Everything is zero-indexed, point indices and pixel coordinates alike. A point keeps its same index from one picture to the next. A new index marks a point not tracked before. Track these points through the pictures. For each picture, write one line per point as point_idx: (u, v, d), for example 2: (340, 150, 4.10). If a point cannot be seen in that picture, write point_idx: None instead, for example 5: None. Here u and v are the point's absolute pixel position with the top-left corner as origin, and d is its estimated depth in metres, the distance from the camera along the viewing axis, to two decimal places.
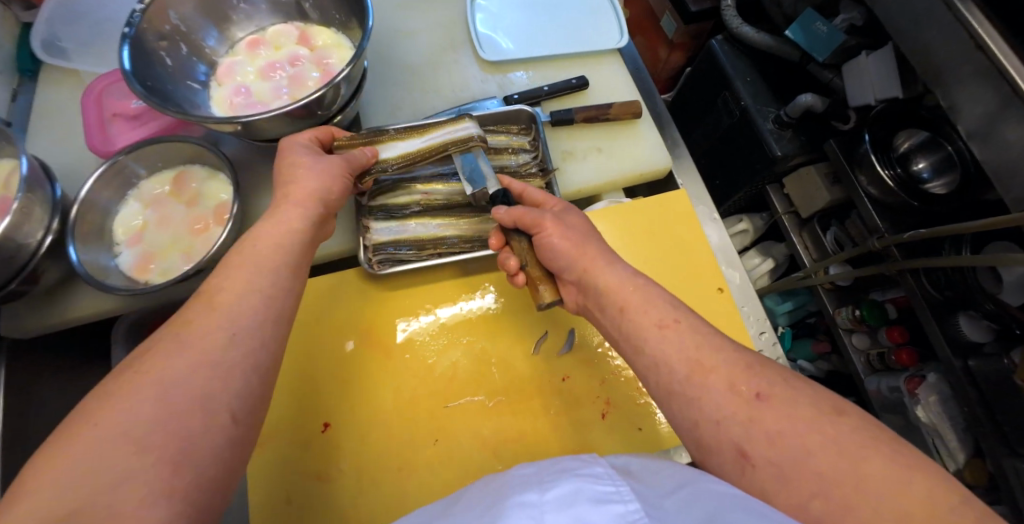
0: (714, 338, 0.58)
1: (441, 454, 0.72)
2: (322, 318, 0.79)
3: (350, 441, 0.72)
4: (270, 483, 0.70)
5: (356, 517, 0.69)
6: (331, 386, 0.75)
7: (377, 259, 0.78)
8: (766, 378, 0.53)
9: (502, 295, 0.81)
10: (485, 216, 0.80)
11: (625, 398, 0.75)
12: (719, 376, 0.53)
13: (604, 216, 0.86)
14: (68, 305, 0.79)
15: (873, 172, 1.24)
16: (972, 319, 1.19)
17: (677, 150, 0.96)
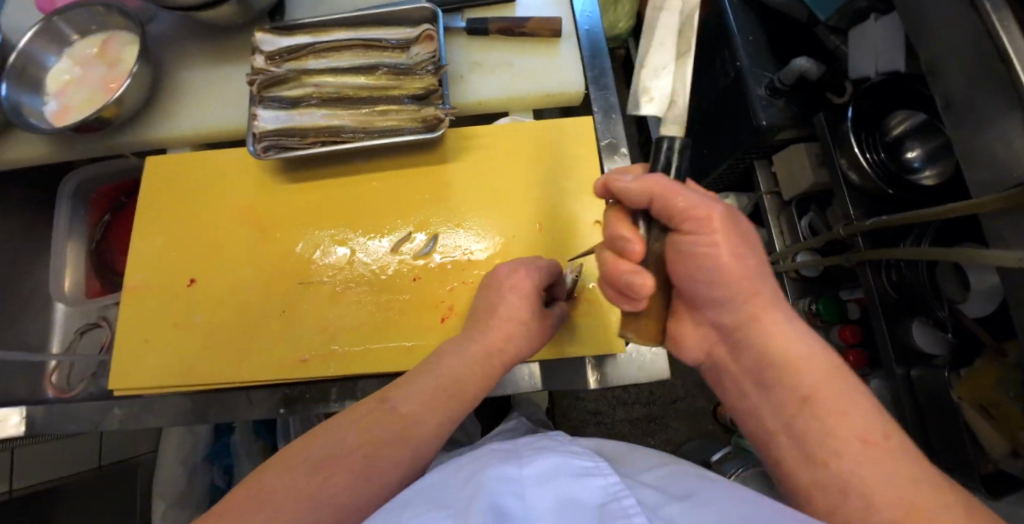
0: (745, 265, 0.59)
1: (286, 324, 0.76)
2: (219, 188, 0.82)
3: (208, 297, 0.78)
4: (139, 316, 0.78)
5: (202, 369, 0.75)
6: (207, 250, 0.80)
7: (262, 145, 0.75)
8: (776, 326, 0.60)
9: (377, 196, 0.81)
10: (371, 109, 0.77)
11: (469, 313, 0.74)
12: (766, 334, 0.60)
13: (500, 134, 0.82)
14: (12, 148, 0.89)
15: (852, 154, 1.12)
16: (926, 326, 1.07)
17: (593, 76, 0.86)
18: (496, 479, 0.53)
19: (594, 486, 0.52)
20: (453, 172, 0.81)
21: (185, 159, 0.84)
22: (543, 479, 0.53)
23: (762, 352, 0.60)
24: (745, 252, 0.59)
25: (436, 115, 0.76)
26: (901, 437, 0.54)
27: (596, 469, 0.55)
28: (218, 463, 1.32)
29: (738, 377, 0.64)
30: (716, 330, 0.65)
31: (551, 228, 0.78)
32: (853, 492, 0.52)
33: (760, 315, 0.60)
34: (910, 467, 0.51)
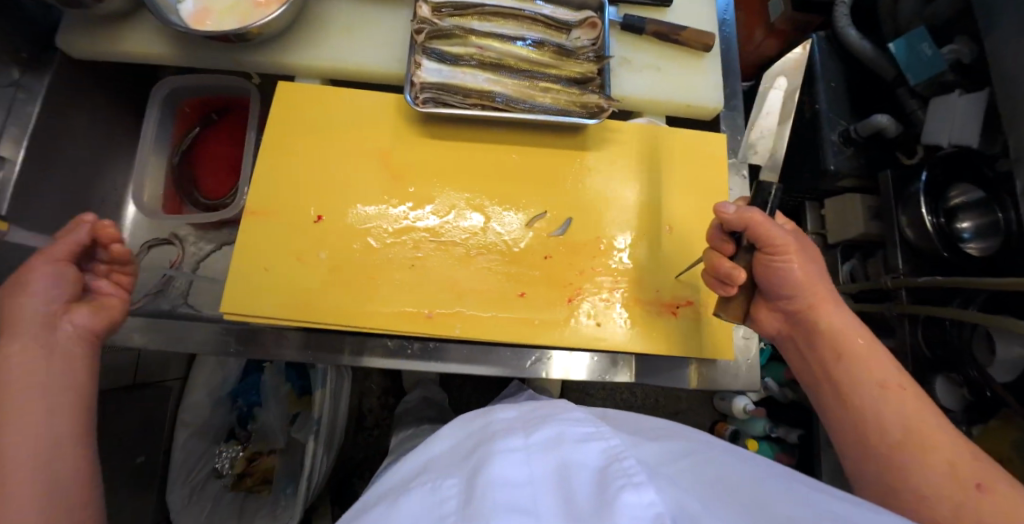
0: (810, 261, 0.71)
1: (415, 278, 0.75)
2: (357, 129, 0.81)
3: (334, 236, 0.76)
4: (260, 244, 0.76)
5: (322, 310, 0.74)
6: (338, 189, 0.79)
7: (423, 97, 0.75)
8: (825, 316, 0.72)
9: (516, 169, 0.81)
10: (534, 83, 0.77)
11: (595, 297, 0.77)
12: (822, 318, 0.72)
13: (641, 134, 0.84)
14: (127, 41, 0.86)
15: (916, 213, 1.20)
16: (951, 384, 1.17)
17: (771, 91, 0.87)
18: (499, 450, 0.52)
19: (595, 450, 0.52)
20: (592, 160, 0.82)
21: (324, 93, 0.83)
22: (543, 447, 0.52)
23: (816, 330, 0.72)
24: (810, 260, 0.71)
25: (599, 103, 0.77)
26: (913, 386, 0.68)
27: (597, 433, 0.54)
28: (241, 400, 1.29)
29: (790, 348, 0.78)
30: (782, 316, 0.76)
31: (679, 233, 0.81)
32: (871, 422, 0.67)
33: (815, 305, 0.72)
34: (922, 409, 0.66)
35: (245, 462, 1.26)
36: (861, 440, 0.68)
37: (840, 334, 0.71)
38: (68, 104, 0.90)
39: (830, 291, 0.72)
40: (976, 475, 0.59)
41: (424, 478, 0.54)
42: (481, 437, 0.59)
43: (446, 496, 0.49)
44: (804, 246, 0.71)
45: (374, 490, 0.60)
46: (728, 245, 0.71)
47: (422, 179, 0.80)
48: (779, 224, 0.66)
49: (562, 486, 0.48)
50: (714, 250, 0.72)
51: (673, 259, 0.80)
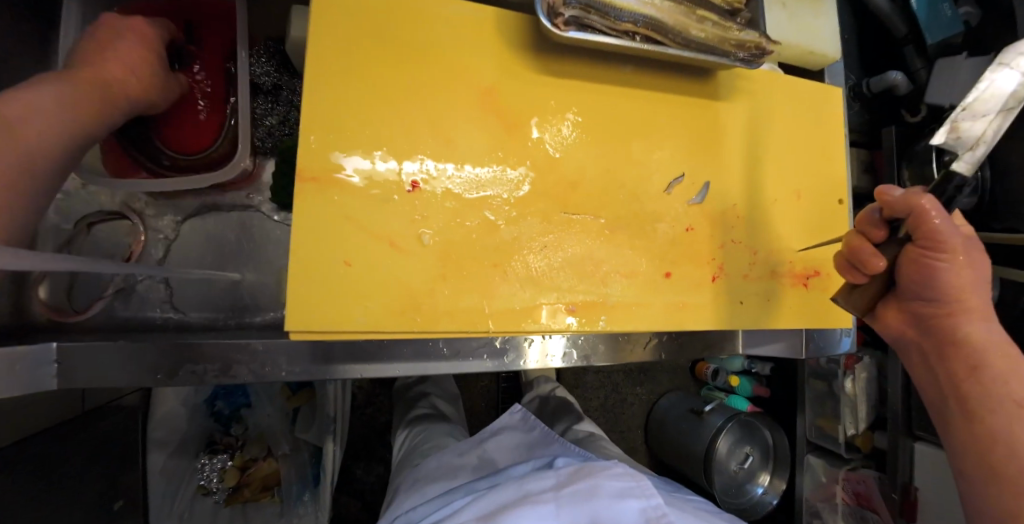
0: (969, 263, 0.56)
1: (549, 263, 0.60)
2: (445, 61, 0.59)
3: (440, 212, 0.57)
4: (337, 225, 0.54)
5: (433, 311, 0.56)
6: (433, 146, 0.58)
7: (564, 19, 0.56)
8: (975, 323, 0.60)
9: (644, 118, 0.66)
10: (689, 7, 0.59)
11: (733, 274, 0.69)
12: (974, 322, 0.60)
13: (768, 82, 0.73)
14: None
15: (919, 169, 1.28)
16: None
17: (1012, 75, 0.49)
18: (528, 503, 0.63)
19: (633, 510, 0.62)
20: (723, 113, 0.70)
21: (391, 1, 0.58)
22: (581, 499, 0.63)
23: (952, 338, 0.60)
24: (972, 263, 0.57)
25: (757, 42, 0.63)
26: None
27: (636, 489, 0.64)
28: (222, 403, 1.01)
29: (913, 356, 0.66)
30: (910, 320, 0.63)
31: (807, 197, 0.74)
32: (1001, 442, 0.58)
33: (958, 311, 0.59)
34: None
35: (238, 473, 0.99)
36: (983, 454, 0.59)
37: (986, 339, 0.59)
38: None
39: (985, 301, 0.59)
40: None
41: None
42: (519, 487, 0.67)
43: None
44: (971, 250, 0.57)
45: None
46: (880, 232, 0.60)
47: (540, 133, 0.61)
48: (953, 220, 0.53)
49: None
50: (859, 233, 0.62)
51: (804, 226, 0.73)
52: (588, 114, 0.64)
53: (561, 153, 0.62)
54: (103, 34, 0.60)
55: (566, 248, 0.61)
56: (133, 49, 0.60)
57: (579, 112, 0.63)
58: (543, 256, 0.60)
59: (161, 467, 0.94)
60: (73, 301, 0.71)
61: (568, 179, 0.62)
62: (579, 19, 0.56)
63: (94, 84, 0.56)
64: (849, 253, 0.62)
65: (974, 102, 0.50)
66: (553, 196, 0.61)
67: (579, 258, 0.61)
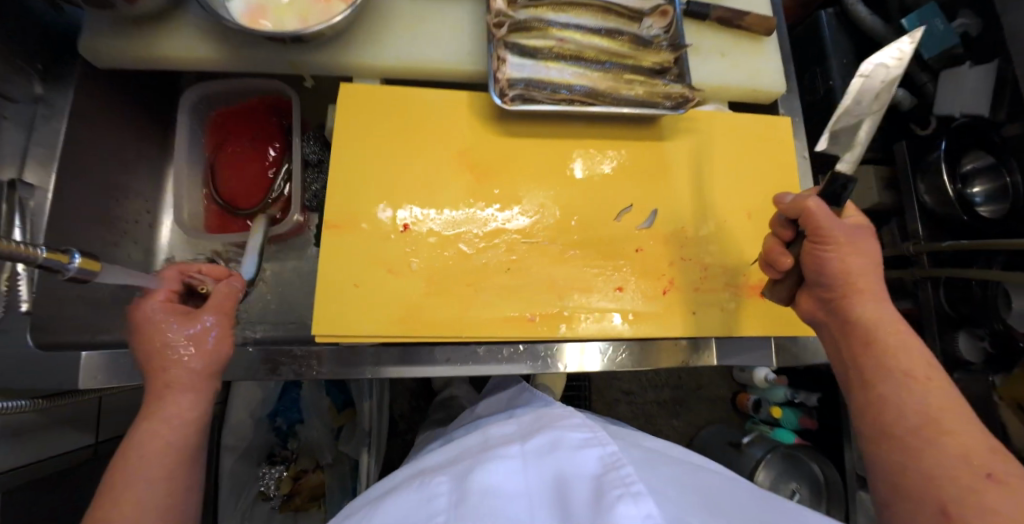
0: (853, 251, 0.68)
1: (515, 282, 0.74)
2: (431, 132, 0.78)
3: (426, 246, 0.73)
4: (348, 258, 0.72)
5: (418, 323, 0.71)
6: (420, 196, 0.75)
7: (510, 96, 0.72)
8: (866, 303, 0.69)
9: (595, 159, 0.81)
10: (617, 75, 0.76)
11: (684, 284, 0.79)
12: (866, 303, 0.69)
13: (711, 121, 0.86)
14: (168, 46, 0.79)
15: (933, 181, 1.27)
16: (971, 338, 1.27)
17: (869, 87, 0.66)
18: (494, 458, 0.67)
19: (592, 456, 0.65)
20: (668, 150, 0.83)
21: (391, 93, 0.79)
22: (544, 453, 0.67)
23: (851, 320, 0.69)
24: (857, 252, 0.68)
25: (684, 93, 0.76)
26: (941, 381, 0.64)
27: (594, 439, 0.68)
28: (281, 418, 1.23)
29: (822, 336, 0.75)
30: (819, 304, 0.73)
31: (757, 216, 0.84)
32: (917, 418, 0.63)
33: (851, 294, 0.69)
34: (947, 403, 0.62)
35: (291, 482, 1.18)
36: (875, 423, 0.65)
37: (878, 316, 0.68)
38: (94, 113, 0.83)
39: (872, 284, 0.69)
40: (988, 466, 0.57)
41: (424, 477, 0.68)
42: (482, 446, 0.74)
43: (438, 488, 0.64)
44: (858, 241, 0.69)
45: (380, 486, 0.74)
46: (787, 232, 0.74)
47: (506, 179, 0.78)
48: (834, 219, 0.66)
49: (554, 490, 0.62)
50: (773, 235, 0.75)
51: (754, 242, 0.82)
52: (546, 162, 0.79)
53: (523, 194, 0.77)
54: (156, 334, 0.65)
55: (527, 271, 0.75)
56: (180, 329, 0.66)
57: (538, 159, 0.79)
58: (507, 277, 0.74)
59: (231, 469, 1.15)
60: None
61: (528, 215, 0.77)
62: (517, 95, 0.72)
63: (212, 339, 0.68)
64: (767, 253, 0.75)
65: (846, 110, 0.67)
66: (514, 230, 0.76)
67: (538, 278, 0.75)
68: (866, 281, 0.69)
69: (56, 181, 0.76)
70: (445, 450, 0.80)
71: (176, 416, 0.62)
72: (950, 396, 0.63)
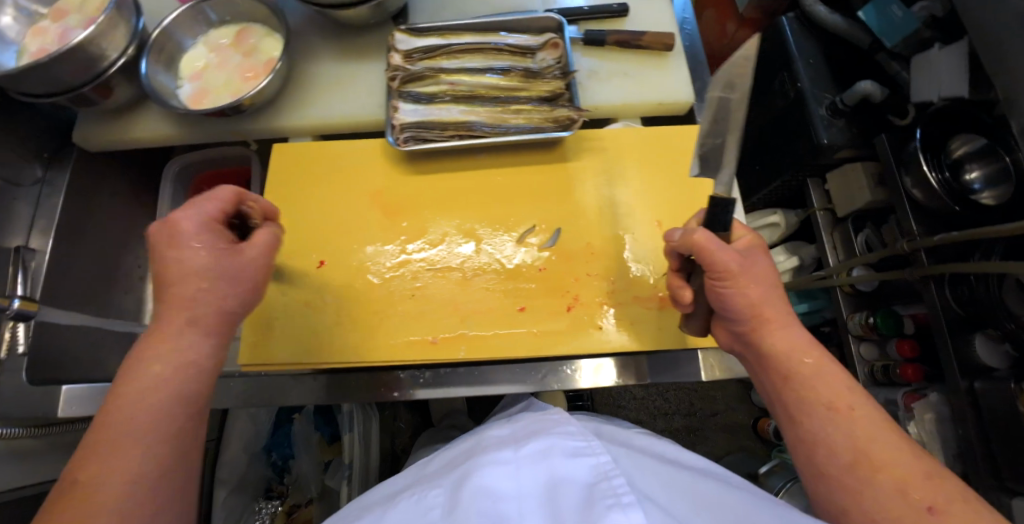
0: (755, 281, 0.66)
1: (417, 307, 0.79)
2: (343, 176, 0.85)
3: (339, 281, 0.80)
4: (269, 294, 0.80)
5: (328, 349, 0.78)
6: (336, 234, 0.83)
7: (403, 136, 0.79)
8: (780, 333, 0.68)
9: (500, 184, 0.85)
10: (505, 107, 0.81)
11: (594, 299, 0.79)
12: (776, 338, 0.67)
13: (618, 137, 0.87)
14: (137, 128, 0.93)
15: (919, 173, 1.17)
16: (991, 342, 1.13)
17: (724, 104, 0.61)
18: (490, 461, 0.65)
19: (586, 465, 0.63)
20: (572, 170, 0.85)
21: (311, 147, 0.87)
22: (537, 458, 0.64)
23: (761, 351, 0.68)
24: (754, 282, 0.66)
25: (569, 116, 0.80)
26: (863, 406, 0.64)
27: (587, 449, 0.66)
28: (276, 454, 1.33)
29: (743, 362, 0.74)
30: (733, 336, 0.71)
31: (669, 225, 0.83)
32: (833, 450, 0.63)
33: (759, 329, 0.68)
34: (871, 432, 0.62)
35: (284, 516, 1.26)
36: (809, 464, 0.65)
37: (787, 343, 0.67)
38: (89, 188, 0.99)
39: (776, 311, 0.67)
40: (926, 496, 0.58)
41: (423, 485, 0.67)
42: (477, 449, 0.72)
43: (438, 497, 0.63)
44: (751, 254, 0.67)
45: (381, 491, 0.73)
46: (678, 262, 0.70)
47: (414, 212, 0.83)
48: (726, 253, 0.63)
49: (549, 495, 0.59)
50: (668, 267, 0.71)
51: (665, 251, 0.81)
52: (450, 193, 0.84)
53: (429, 224, 0.83)
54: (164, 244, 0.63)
55: (433, 295, 0.79)
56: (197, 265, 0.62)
57: (443, 191, 0.84)
58: (413, 303, 0.79)
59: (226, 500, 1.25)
60: None
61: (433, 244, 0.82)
62: (405, 136, 0.79)
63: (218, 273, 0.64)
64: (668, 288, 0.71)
65: (708, 136, 0.63)
66: (422, 258, 0.81)
67: (443, 302, 0.79)
68: (769, 309, 0.67)
69: (52, 246, 0.92)
70: (446, 453, 0.79)
71: (165, 363, 0.59)
72: (875, 419, 0.64)
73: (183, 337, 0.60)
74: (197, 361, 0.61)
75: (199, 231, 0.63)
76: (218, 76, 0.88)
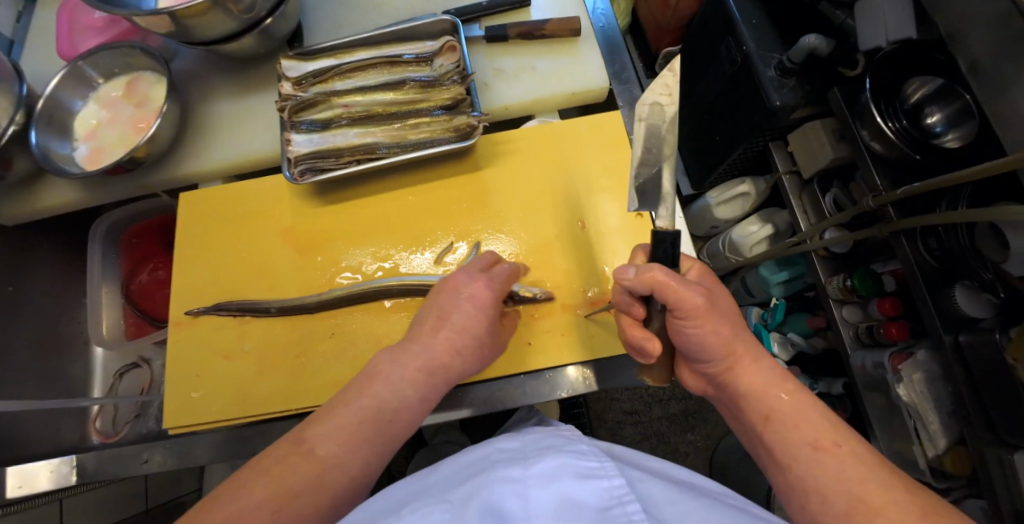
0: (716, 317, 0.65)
1: (337, 348, 0.78)
2: (255, 221, 0.85)
3: (259, 329, 0.80)
4: (190, 351, 0.80)
5: (251, 399, 0.77)
6: (253, 282, 0.82)
7: (299, 170, 0.77)
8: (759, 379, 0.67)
9: (414, 204, 0.83)
10: (404, 123, 0.80)
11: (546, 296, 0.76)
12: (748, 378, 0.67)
13: (533, 138, 0.84)
14: (48, 195, 0.90)
15: (874, 125, 1.09)
16: (970, 291, 1.05)
17: (655, 132, 0.64)
18: (499, 478, 0.58)
19: (597, 487, 0.57)
20: (486, 179, 0.83)
21: (224, 191, 0.87)
22: (547, 477, 0.58)
23: (737, 389, 0.68)
24: (724, 320, 0.66)
25: (468, 123, 0.78)
26: (849, 442, 0.61)
27: (599, 470, 0.60)
28: None
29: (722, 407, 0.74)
30: (704, 377, 0.73)
31: (591, 226, 0.80)
32: (812, 491, 0.59)
33: (735, 366, 0.68)
34: (863, 473, 0.58)
35: None
36: (802, 511, 0.59)
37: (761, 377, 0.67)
38: (12, 261, 0.97)
39: (747, 345, 0.68)
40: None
41: (422, 494, 0.59)
42: (483, 461, 0.63)
43: (437, 511, 0.54)
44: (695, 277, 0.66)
45: (370, 499, 0.63)
46: (639, 309, 0.68)
47: (332, 247, 0.83)
48: (690, 288, 0.62)
49: (563, 518, 0.53)
50: (629, 319, 0.68)
51: (587, 254, 0.79)
52: (366, 219, 0.83)
53: (346, 255, 0.82)
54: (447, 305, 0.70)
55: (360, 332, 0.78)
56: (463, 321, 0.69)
57: (358, 222, 0.83)
58: (339, 344, 0.78)
59: None
60: (112, 426, 1.03)
61: (358, 273, 0.81)
62: (300, 170, 0.78)
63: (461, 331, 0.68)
64: (631, 341, 0.67)
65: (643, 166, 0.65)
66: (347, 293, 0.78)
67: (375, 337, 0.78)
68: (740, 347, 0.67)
69: None
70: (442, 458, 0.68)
71: (412, 376, 0.66)
72: (864, 456, 0.60)
73: (436, 359, 0.67)
74: (434, 383, 0.68)
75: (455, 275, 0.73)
76: (110, 131, 0.88)
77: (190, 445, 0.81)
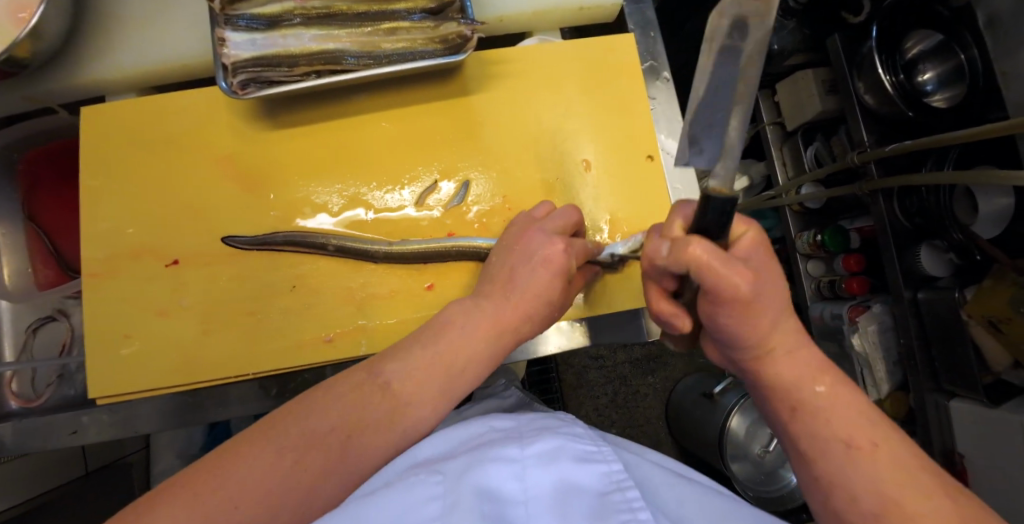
0: None
1: (299, 303, 0.67)
2: (189, 144, 0.69)
3: (201, 281, 0.67)
4: (116, 308, 0.67)
5: (197, 363, 0.65)
6: (187, 224, 0.68)
7: (239, 80, 0.62)
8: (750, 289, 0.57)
9: (390, 133, 0.70)
10: (376, 28, 0.65)
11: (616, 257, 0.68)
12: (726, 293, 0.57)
13: (532, 59, 0.72)
14: None
15: (872, 76, 1.00)
16: (936, 252, 0.98)
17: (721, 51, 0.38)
18: (493, 458, 0.48)
19: (595, 472, 0.49)
20: (477, 106, 0.71)
21: (146, 105, 0.69)
22: (545, 458, 0.49)
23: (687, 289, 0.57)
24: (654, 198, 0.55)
25: (460, 33, 0.65)
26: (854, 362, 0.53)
27: (598, 454, 0.52)
28: None
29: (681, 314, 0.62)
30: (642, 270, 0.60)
31: (599, 165, 0.72)
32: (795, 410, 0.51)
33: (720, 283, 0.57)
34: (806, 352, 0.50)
35: None
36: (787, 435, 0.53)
37: None
38: None
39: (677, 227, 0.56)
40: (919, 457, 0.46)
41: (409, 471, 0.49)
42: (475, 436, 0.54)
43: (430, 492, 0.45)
44: None
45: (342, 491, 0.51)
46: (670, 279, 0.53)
47: (292, 180, 0.69)
48: None
49: (564, 505, 0.44)
50: (654, 288, 0.54)
51: (604, 193, 0.71)
52: (331, 147, 0.69)
53: (304, 191, 0.69)
54: (511, 256, 0.63)
55: (325, 281, 0.67)
56: (540, 286, 0.61)
57: (322, 151, 0.69)
58: (305, 298, 0.67)
59: None
60: (32, 388, 0.87)
61: (323, 211, 0.68)
62: (239, 87, 0.62)
63: (500, 284, 0.61)
64: (654, 313, 0.55)
65: (704, 118, 0.39)
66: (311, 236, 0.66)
67: (349, 284, 0.67)
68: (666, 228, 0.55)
69: None
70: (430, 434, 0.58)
71: (482, 329, 0.58)
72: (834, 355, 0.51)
73: (509, 318, 0.59)
74: (504, 342, 0.59)
75: (552, 238, 0.63)
76: None
77: (131, 411, 0.70)
